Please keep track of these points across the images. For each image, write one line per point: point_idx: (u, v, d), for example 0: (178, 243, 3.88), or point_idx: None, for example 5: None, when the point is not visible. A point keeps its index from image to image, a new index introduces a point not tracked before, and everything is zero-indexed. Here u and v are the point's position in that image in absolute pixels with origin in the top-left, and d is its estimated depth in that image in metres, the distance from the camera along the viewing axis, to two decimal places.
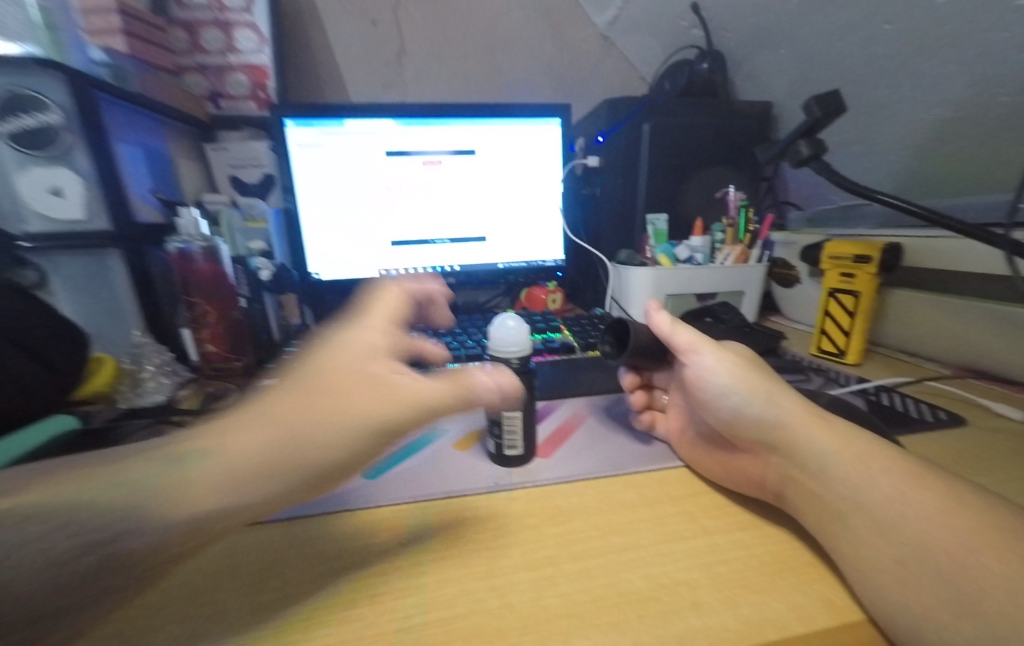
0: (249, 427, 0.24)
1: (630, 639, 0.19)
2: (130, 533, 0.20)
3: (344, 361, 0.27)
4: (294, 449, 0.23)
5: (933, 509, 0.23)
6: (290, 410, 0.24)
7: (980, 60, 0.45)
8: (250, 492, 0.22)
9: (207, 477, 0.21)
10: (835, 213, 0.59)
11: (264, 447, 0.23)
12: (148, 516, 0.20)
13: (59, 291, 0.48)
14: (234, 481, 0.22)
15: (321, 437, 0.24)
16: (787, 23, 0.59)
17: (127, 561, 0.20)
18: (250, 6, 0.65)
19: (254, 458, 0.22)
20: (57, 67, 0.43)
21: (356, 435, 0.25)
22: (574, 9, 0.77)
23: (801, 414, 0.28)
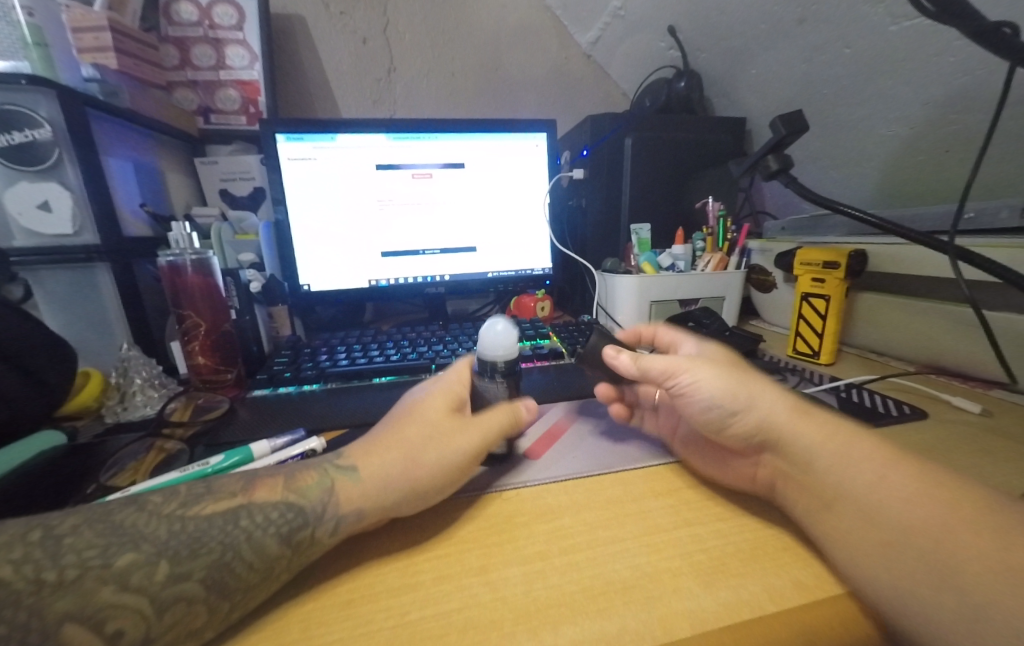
0: (378, 454, 0.29)
1: (617, 624, 0.20)
2: (271, 533, 0.24)
3: (437, 399, 0.33)
4: (405, 472, 0.28)
5: (914, 492, 0.24)
6: (406, 436, 0.30)
7: (932, 81, 0.49)
8: (376, 503, 0.27)
9: (348, 489, 0.27)
10: (805, 222, 0.62)
11: (381, 471, 0.28)
12: (291, 518, 0.25)
13: (43, 306, 0.47)
14: (368, 497, 0.26)
15: (422, 463, 0.28)
16: (757, 45, 0.63)
17: (262, 559, 0.23)
18: (242, 23, 0.67)
19: (380, 474, 0.27)
20: (49, 84, 0.43)
21: (450, 453, 0.29)
22: (558, 29, 0.80)
23: (787, 411, 0.29)
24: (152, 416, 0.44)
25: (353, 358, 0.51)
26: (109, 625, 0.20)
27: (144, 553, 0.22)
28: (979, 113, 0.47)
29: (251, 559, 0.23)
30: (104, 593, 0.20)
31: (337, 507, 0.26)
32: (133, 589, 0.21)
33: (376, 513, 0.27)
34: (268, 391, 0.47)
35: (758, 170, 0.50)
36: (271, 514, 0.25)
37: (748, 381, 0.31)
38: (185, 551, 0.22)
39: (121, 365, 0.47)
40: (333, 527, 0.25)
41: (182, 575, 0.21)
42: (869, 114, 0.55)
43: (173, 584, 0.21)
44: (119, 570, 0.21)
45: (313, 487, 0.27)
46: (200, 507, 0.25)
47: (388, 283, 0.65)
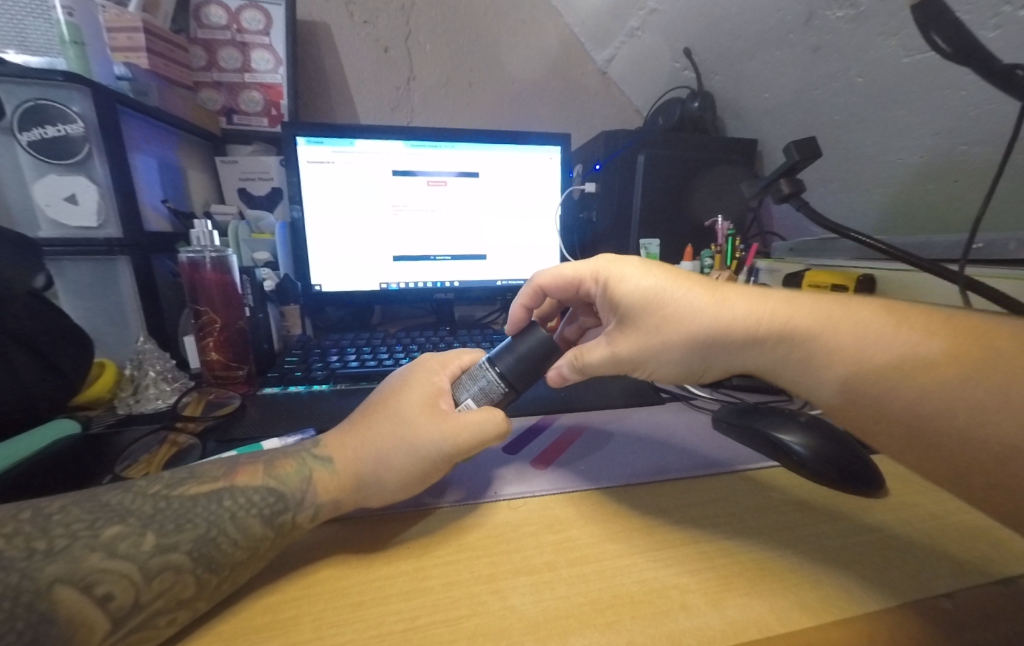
0: (354, 443, 0.30)
1: (625, 637, 0.21)
2: (255, 514, 0.25)
3: (414, 392, 0.32)
4: (383, 469, 0.28)
5: (877, 336, 0.25)
6: (376, 430, 0.30)
7: (944, 113, 0.50)
8: (353, 492, 0.28)
9: (325, 479, 0.28)
10: (814, 244, 0.57)
11: (358, 463, 0.29)
12: (272, 502, 0.26)
13: (63, 295, 0.48)
14: (343, 488, 0.28)
15: (389, 464, 0.28)
16: (771, 69, 0.64)
17: (248, 538, 0.24)
18: (269, 29, 0.68)
19: (355, 466, 0.29)
20: (83, 82, 0.45)
21: (414, 451, 0.29)
22: (575, 46, 0.82)
23: (752, 303, 0.29)
24: (165, 409, 0.45)
25: (364, 359, 0.52)
26: (99, 588, 0.20)
27: (131, 525, 0.23)
28: (990, 146, 0.48)
29: (237, 537, 0.24)
30: (93, 559, 0.21)
31: (315, 496, 0.27)
32: (120, 556, 0.21)
33: (352, 503, 0.28)
34: (278, 389, 0.47)
35: (770, 193, 0.51)
36: (253, 496, 0.26)
37: (700, 328, 0.29)
38: (171, 525, 0.23)
39: (136, 358, 0.47)
40: (312, 513, 0.27)
41: (170, 546, 0.22)
42: (880, 140, 0.56)
43: (161, 555, 0.22)
44: (106, 540, 0.22)
45: (291, 475, 0.28)
46: (185, 487, 0.25)
47: (398, 286, 0.66)
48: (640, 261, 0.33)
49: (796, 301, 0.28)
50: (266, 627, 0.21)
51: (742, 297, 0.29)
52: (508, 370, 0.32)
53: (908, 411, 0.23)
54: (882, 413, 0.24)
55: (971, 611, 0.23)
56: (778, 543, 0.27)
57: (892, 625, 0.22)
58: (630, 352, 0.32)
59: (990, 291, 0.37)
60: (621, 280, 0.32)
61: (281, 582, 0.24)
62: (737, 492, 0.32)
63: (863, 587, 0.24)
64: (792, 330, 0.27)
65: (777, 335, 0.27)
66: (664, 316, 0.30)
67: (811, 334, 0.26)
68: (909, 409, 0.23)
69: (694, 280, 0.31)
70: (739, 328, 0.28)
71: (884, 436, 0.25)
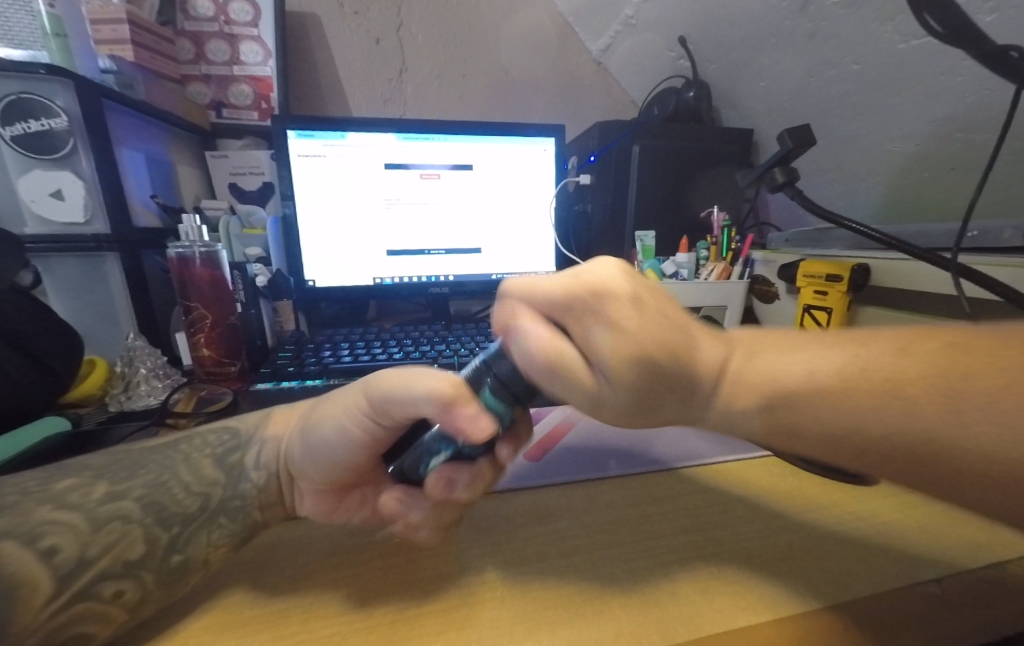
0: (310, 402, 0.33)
1: (611, 625, 0.21)
2: (207, 455, 0.29)
3: None
4: (312, 414, 0.30)
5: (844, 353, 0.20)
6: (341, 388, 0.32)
7: (940, 99, 0.49)
8: (289, 437, 0.31)
9: (277, 427, 0.32)
10: (809, 234, 0.57)
11: (306, 411, 0.32)
12: (223, 446, 0.30)
13: (53, 293, 0.48)
14: (286, 435, 0.31)
15: (317, 408, 0.30)
16: (766, 57, 0.63)
17: (198, 485, 0.27)
18: (257, 20, 0.67)
19: (301, 414, 0.32)
20: (66, 75, 0.44)
21: (345, 404, 0.28)
22: (569, 35, 0.81)
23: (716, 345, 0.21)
24: (156, 405, 0.45)
25: (357, 354, 0.52)
26: (44, 541, 0.21)
27: (83, 479, 0.25)
28: (984, 133, 0.47)
29: (187, 483, 0.27)
30: (42, 512, 0.22)
31: (262, 434, 0.32)
32: (67, 505, 0.23)
33: (285, 447, 0.31)
34: (270, 384, 0.47)
35: (764, 182, 0.51)
36: (210, 441, 0.30)
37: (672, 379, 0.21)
38: (123, 476, 0.26)
39: (127, 355, 0.47)
40: (256, 456, 0.30)
41: (120, 495, 0.24)
42: (875, 128, 0.56)
43: (110, 504, 0.24)
44: (57, 493, 0.23)
45: (251, 419, 0.33)
46: None
47: (392, 281, 0.66)
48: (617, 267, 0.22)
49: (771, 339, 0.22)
50: (250, 616, 0.21)
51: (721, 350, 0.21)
52: (509, 375, 0.23)
53: (857, 413, 0.18)
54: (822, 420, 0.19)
55: (959, 597, 0.22)
56: (765, 533, 0.27)
57: (882, 611, 0.22)
58: (598, 399, 0.22)
59: (983, 279, 0.36)
60: (592, 299, 0.21)
61: (266, 577, 0.24)
62: (732, 484, 0.32)
63: (853, 572, 0.24)
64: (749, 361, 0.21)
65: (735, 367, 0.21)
66: (622, 349, 0.20)
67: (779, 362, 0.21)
68: (865, 418, 0.18)
69: (671, 306, 0.22)
70: (683, 368, 0.21)
71: (818, 446, 0.20)
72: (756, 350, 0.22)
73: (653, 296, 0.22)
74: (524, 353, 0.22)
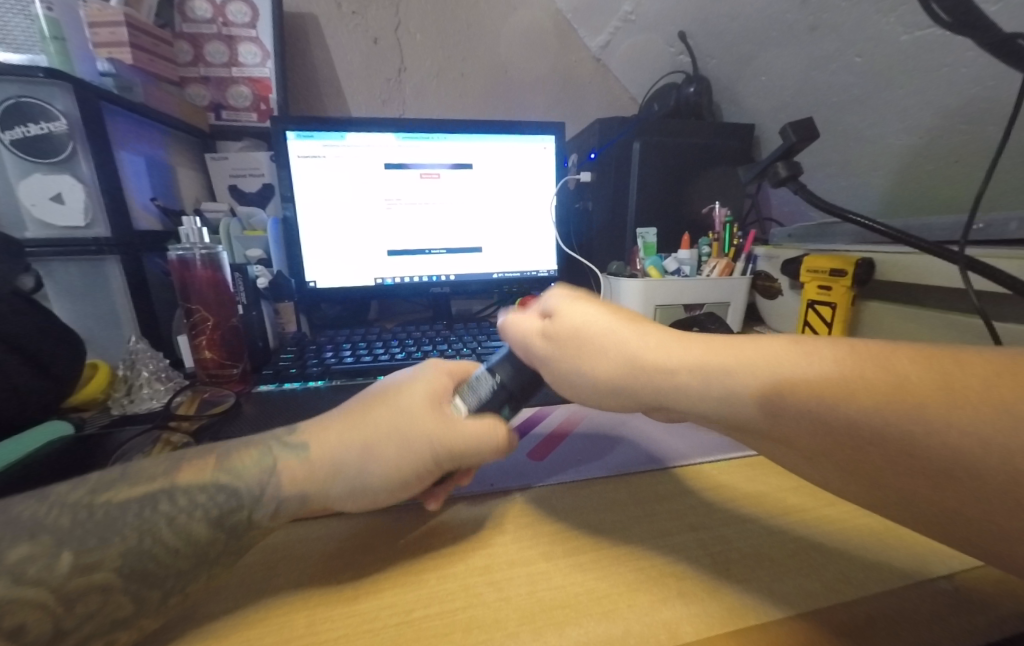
0: (331, 429, 0.28)
1: (620, 626, 0.21)
2: (197, 517, 0.24)
3: (418, 387, 0.29)
4: (356, 458, 0.27)
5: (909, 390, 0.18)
6: (370, 419, 0.28)
7: (944, 91, 0.49)
8: (319, 483, 0.27)
9: (291, 467, 0.27)
10: (812, 229, 0.57)
11: (333, 448, 0.27)
12: (220, 499, 0.24)
13: (55, 297, 0.48)
14: (309, 477, 0.27)
15: (362, 452, 0.27)
16: (766, 51, 0.63)
17: (189, 544, 0.23)
18: (254, 22, 0.67)
19: (329, 454, 0.27)
20: (64, 78, 0.44)
21: (408, 457, 0.27)
22: (567, 32, 0.80)
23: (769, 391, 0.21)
24: (158, 408, 0.44)
25: (359, 355, 0.52)
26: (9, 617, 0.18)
27: (42, 544, 0.21)
28: (990, 124, 0.47)
29: (176, 545, 0.23)
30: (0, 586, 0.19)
31: (276, 485, 0.26)
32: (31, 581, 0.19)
33: (318, 496, 0.27)
34: (273, 386, 0.46)
35: (766, 177, 0.50)
36: (195, 496, 0.24)
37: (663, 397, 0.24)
38: (93, 539, 0.21)
39: (129, 358, 0.47)
40: (270, 509, 0.26)
41: (93, 565, 0.21)
42: (878, 121, 0.55)
43: (84, 575, 0.20)
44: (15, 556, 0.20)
45: (247, 465, 0.26)
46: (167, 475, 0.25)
47: (393, 281, 0.66)
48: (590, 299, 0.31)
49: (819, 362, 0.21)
50: (254, 623, 0.21)
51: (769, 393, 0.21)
52: (510, 378, 0.30)
53: (843, 418, 0.19)
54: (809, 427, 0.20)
55: (971, 593, 0.22)
56: (773, 529, 0.27)
57: (893, 609, 0.21)
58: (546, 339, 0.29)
59: (991, 272, 0.36)
60: (555, 293, 0.30)
61: (270, 582, 0.24)
62: (740, 479, 0.32)
63: (862, 570, 0.24)
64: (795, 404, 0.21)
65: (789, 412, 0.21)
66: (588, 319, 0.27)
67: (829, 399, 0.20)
68: (848, 420, 0.19)
69: (711, 353, 0.23)
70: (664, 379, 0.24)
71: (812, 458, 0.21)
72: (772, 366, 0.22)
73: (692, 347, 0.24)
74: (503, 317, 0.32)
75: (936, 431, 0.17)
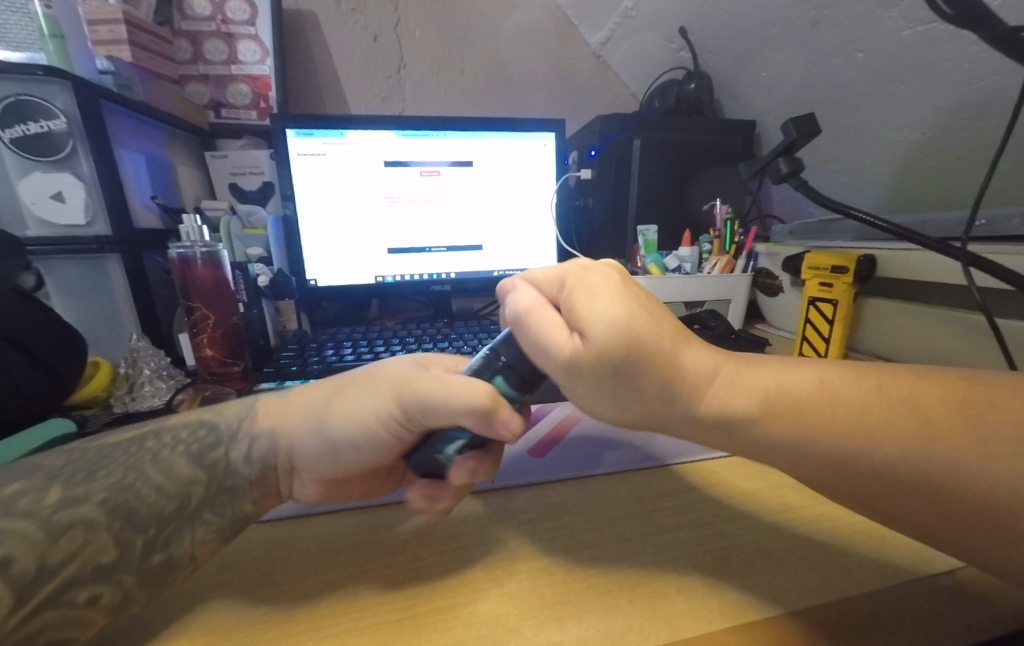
0: (316, 387, 0.31)
1: (621, 621, 0.21)
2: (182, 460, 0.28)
3: (404, 358, 0.30)
4: (329, 408, 0.28)
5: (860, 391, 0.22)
6: (351, 377, 0.30)
7: (946, 85, 0.48)
8: (289, 430, 0.29)
9: (270, 405, 0.31)
10: (813, 226, 0.56)
11: (312, 399, 0.29)
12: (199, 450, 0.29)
13: (55, 296, 0.48)
14: (280, 420, 0.30)
15: (336, 406, 0.28)
16: (767, 47, 0.62)
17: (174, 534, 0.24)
18: (254, 19, 0.67)
19: (305, 404, 0.30)
20: (63, 76, 0.44)
21: (371, 407, 0.27)
22: (568, 29, 0.80)
23: (717, 366, 0.23)
24: (160, 406, 0.44)
25: (359, 353, 0.52)
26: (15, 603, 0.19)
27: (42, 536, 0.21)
28: (992, 119, 0.47)
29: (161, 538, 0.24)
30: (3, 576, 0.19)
31: (251, 426, 0.30)
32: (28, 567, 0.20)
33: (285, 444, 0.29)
34: (273, 384, 0.46)
35: (768, 173, 0.50)
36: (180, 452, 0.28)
37: (635, 346, 0.22)
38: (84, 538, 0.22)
39: (130, 356, 0.47)
40: (244, 449, 0.29)
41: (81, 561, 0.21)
42: (880, 117, 0.55)
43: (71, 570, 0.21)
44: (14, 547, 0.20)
45: (232, 408, 0.31)
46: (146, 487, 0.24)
47: (394, 279, 0.65)
48: (590, 264, 0.26)
49: (769, 366, 0.24)
50: (257, 617, 0.21)
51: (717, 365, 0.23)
52: (516, 361, 0.26)
53: (853, 447, 0.20)
54: (808, 444, 0.21)
55: (972, 588, 0.22)
56: (775, 525, 0.27)
57: (895, 605, 0.21)
58: (581, 375, 0.23)
59: (993, 267, 0.36)
60: (581, 277, 0.25)
61: (273, 575, 0.24)
62: (741, 476, 0.32)
63: (861, 565, 0.24)
64: (744, 389, 0.23)
65: (728, 390, 0.23)
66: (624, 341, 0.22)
67: (788, 399, 0.22)
68: (832, 444, 0.21)
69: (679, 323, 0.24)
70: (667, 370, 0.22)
71: (804, 476, 0.22)
72: (752, 368, 0.24)
73: (634, 289, 0.25)
74: (512, 313, 0.25)
75: (938, 460, 0.19)
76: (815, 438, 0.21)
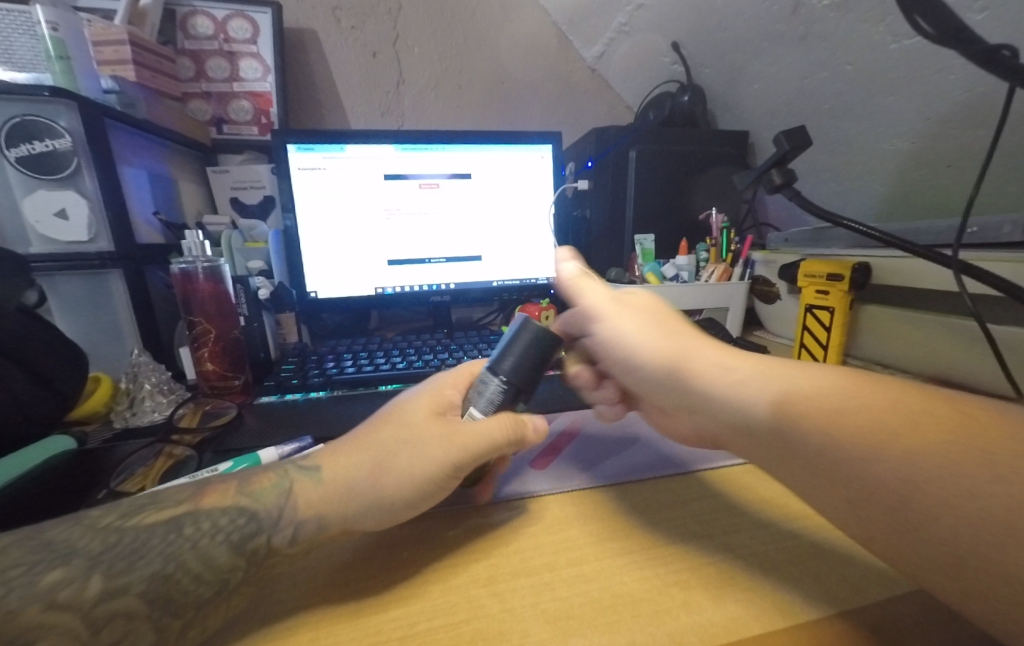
0: (347, 453, 0.28)
1: (625, 636, 0.21)
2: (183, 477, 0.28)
3: (423, 404, 0.31)
4: (378, 478, 0.27)
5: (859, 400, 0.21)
6: (380, 437, 0.29)
7: (935, 97, 0.49)
8: (342, 510, 0.26)
9: (308, 492, 0.26)
10: (807, 235, 0.57)
11: (353, 470, 0.27)
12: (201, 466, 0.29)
13: (57, 312, 0.48)
14: (329, 504, 0.26)
15: (386, 473, 0.27)
16: (759, 60, 0.64)
17: None
18: (255, 38, 0.68)
19: (344, 478, 0.27)
20: (69, 96, 0.45)
21: (425, 466, 0.27)
22: (564, 44, 0.82)
23: (750, 374, 0.25)
24: (161, 421, 0.45)
25: (359, 365, 0.52)
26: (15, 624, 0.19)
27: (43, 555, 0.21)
28: (981, 129, 0.48)
29: None
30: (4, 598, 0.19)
31: (295, 513, 0.25)
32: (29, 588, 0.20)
33: (337, 524, 0.26)
34: (274, 398, 0.47)
35: (762, 183, 0.51)
36: None
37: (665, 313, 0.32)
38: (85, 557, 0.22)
39: (132, 371, 0.47)
40: (290, 536, 0.25)
41: None
42: (872, 127, 0.56)
43: None
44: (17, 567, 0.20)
45: (269, 491, 0.26)
46: (150, 504, 0.24)
47: (394, 291, 0.66)
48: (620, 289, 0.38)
49: (782, 373, 0.24)
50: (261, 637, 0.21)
51: (745, 378, 0.25)
52: (511, 374, 0.30)
53: (862, 448, 0.20)
54: (819, 456, 0.21)
55: None
56: (777, 536, 0.27)
57: (898, 615, 0.21)
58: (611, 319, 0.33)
59: (984, 275, 0.36)
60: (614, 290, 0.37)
61: (277, 595, 0.24)
62: (740, 485, 0.32)
63: (861, 573, 0.24)
64: (767, 394, 0.24)
65: (751, 396, 0.24)
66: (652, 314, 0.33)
67: (804, 402, 0.22)
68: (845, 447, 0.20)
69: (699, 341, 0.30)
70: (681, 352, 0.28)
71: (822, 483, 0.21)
72: (769, 377, 0.25)
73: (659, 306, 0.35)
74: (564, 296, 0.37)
75: (949, 468, 0.18)
76: (837, 442, 0.21)
